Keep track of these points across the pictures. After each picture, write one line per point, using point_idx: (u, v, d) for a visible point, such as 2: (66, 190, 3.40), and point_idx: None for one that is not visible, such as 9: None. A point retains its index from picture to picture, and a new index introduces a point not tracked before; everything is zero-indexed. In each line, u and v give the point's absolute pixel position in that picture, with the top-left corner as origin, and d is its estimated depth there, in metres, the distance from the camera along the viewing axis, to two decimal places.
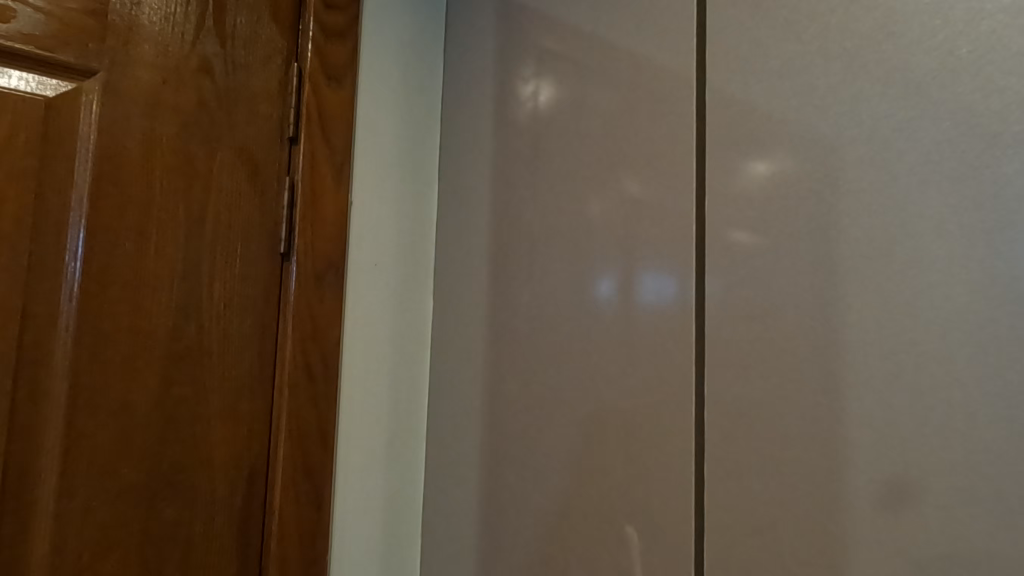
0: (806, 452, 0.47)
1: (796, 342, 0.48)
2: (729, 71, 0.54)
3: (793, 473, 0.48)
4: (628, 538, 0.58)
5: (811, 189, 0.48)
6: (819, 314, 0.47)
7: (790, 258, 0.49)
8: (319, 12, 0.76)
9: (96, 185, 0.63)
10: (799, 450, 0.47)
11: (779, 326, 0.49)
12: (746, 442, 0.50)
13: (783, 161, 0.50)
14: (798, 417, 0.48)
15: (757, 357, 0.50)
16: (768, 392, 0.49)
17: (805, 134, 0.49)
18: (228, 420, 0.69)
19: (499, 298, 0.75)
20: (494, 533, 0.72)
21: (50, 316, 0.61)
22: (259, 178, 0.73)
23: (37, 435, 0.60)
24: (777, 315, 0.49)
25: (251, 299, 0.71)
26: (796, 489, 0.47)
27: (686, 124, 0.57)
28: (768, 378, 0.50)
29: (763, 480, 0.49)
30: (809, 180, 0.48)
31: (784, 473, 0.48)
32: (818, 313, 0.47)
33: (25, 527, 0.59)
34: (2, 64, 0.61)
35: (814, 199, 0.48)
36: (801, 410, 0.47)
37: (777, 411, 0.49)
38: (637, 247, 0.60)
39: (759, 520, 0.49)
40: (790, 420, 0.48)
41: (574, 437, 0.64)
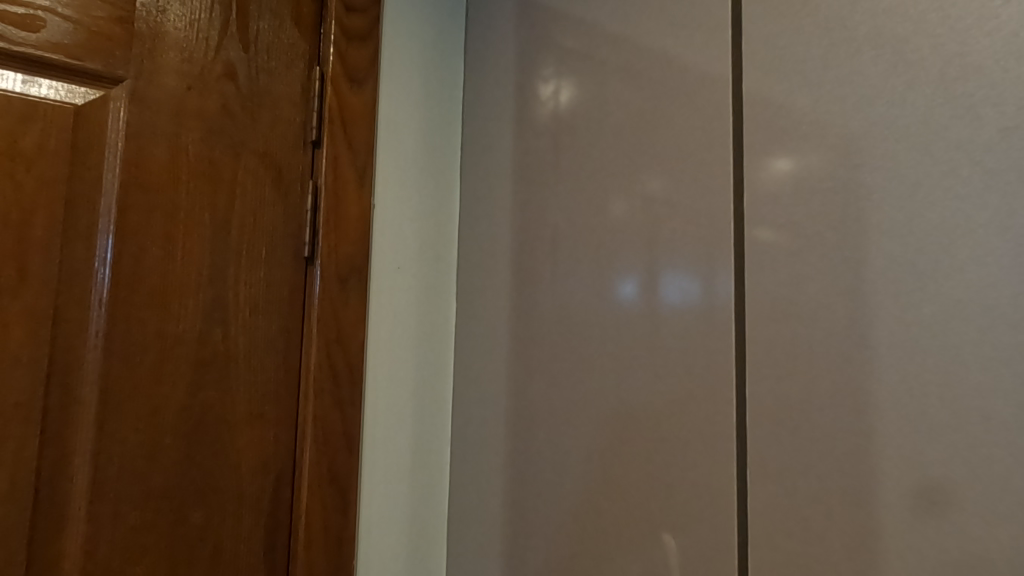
0: (853, 458, 0.45)
1: (833, 343, 0.46)
2: (765, 62, 0.53)
3: (832, 479, 0.46)
4: (666, 547, 0.56)
5: (844, 187, 0.46)
6: (855, 315, 0.45)
7: (824, 256, 0.47)
8: (341, 15, 0.76)
9: (124, 192, 0.64)
10: (846, 455, 0.45)
11: (816, 326, 0.47)
12: (787, 448, 0.48)
13: (807, 160, 0.49)
14: (845, 420, 0.45)
15: (797, 359, 0.48)
16: (806, 395, 0.48)
17: (840, 129, 0.47)
18: (254, 425, 0.69)
19: (523, 299, 0.74)
20: (522, 538, 0.71)
21: (80, 322, 0.62)
22: (283, 183, 0.73)
23: (69, 440, 0.60)
24: (813, 316, 0.48)
25: (275, 303, 0.71)
26: (835, 495, 0.46)
27: (720, 118, 0.55)
28: (805, 381, 0.48)
29: (799, 486, 0.47)
30: (841, 178, 0.47)
31: (822, 479, 0.46)
32: (855, 314, 0.45)
33: (58, 533, 0.60)
34: (32, 73, 0.61)
35: (847, 197, 0.46)
36: (848, 413, 0.45)
37: (815, 415, 0.47)
38: (667, 245, 0.59)
39: (802, 528, 0.47)
40: (837, 423, 0.46)
41: (603, 441, 0.63)
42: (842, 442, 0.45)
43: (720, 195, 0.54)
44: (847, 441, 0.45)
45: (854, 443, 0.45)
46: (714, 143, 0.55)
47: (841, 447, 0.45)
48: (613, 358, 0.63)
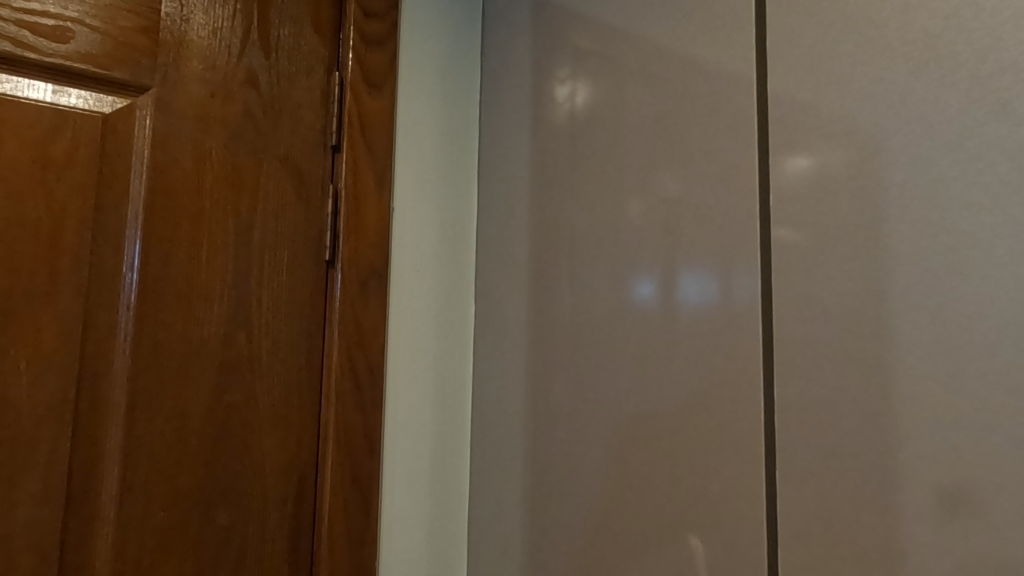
0: (885, 458, 0.44)
1: (860, 344, 0.46)
2: (789, 59, 0.52)
3: (860, 481, 0.45)
4: (693, 549, 0.55)
5: (869, 186, 0.46)
6: (883, 315, 0.45)
7: (850, 255, 0.47)
8: (359, 20, 0.77)
9: (151, 198, 0.65)
10: (877, 456, 0.44)
11: (842, 326, 0.47)
12: (816, 449, 0.48)
13: (826, 157, 0.49)
14: (875, 420, 0.45)
15: (823, 359, 0.48)
16: (833, 396, 0.47)
17: (865, 128, 0.47)
18: (278, 427, 0.70)
19: (542, 300, 0.74)
20: (543, 539, 0.70)
21: (109, 327, 0.63)
22: (304, 187, 0.74)
23: (100, 442, 0.62)
24: (838, 316, 0.47)
25: (298, 305, 0.72)
26: (864, 497, 0.45)
27: (746, 115, 0.54)
28: (831, 382, 0.47)
29: (826, 488, 0.47)
30: (865, 177, 0.46)
31: (850, 481, 0.46)
32: (882, 314, 0.45)
33: (90, 533, 0.61)
34: (62, 83, 0.62)
35: (873, 196, 0.46)
36: (879, 414, 0.44)
37: (842, 416, 0.46)
38: (688, 245, 0.58)
39: (830, 531, 0.46)
40: (867, 424, 0.45)
41: (625, 442, 0.62)
42: (872, 443, 0.45)
43: (745, 193, 0.54)
44: (878, 442, 0.44)
45: (885, 443, 0.44)
46: (738, 140, 0.55)
47: (872, 447, 0.45)
48: (635, 360, 0.62)
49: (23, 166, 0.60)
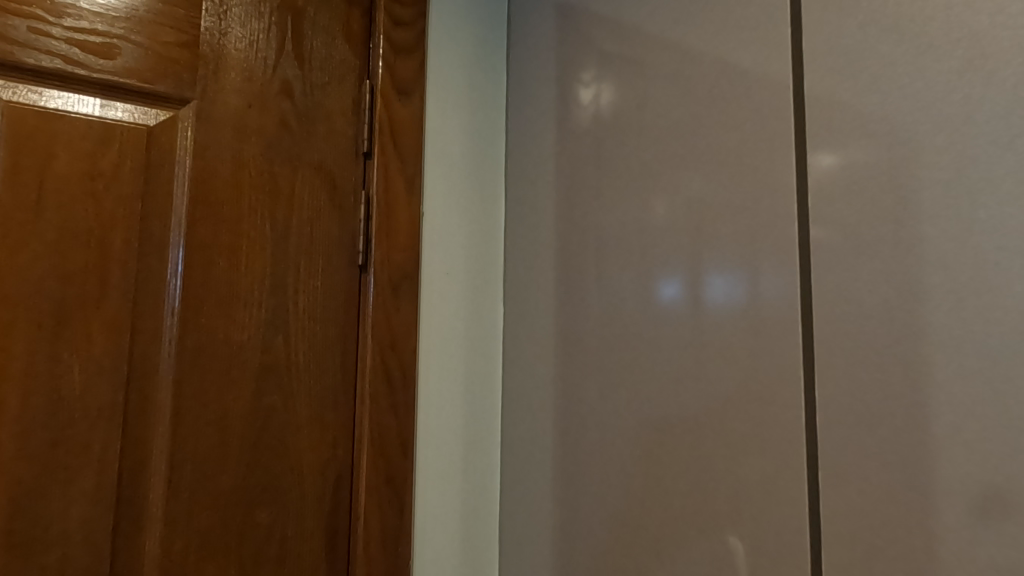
0: (926, 459, 0.43)
1: (898, 344, 0.45)
2: (824, 56, 0.52)
3: (901, 482, 0.45)
4: (733, 550, 0.55)
5: (907, 185, 0.46)
6: (924, 315, 0.44)
7: (887, 255, 0.46)
8: (389, 29, 0.79)
9: (193, 207, 0.67)
10: (918, 457, 0.44)
11: (879, 326, 0.46)
12: (858, 449, 0.47)
13: (854, 156, 0.49)
14: (915, 421, 0.44)
15: (860, 360, 0.47)
16: (871, 398, 0.46)
17: (903, 127, 0.46)
18: (314, 429, 0.72)
19: (570, 301, 0.74)
20: (575, 539, 0.71)
21: (155, 332, 0.65)
22: (337, 193, 0.75)
23: (147, 443, 0.64)
24: (876, 316, 0.47)
25: (333, 309, 0.74)
26: (904, 498, 0.44)
27: (782, 113, 0.54)
28: (869, 383, 0.47)
29: (865, 488, 0.46)
30: (902, 176, 0.46)
31: (890, 482, 0.45)
32: (923, 314, 0.44)
33: (138, 531, 0.63)
34: (110, 97, 0.65)
35: (911, 195, 0.45)
36: (920, 415, 0.44)
37: (880, 417, 0.46)
38: (721, 245, 0.58)
39: (869, 531, 0.46)
40: (907, 425, 0.44)
41: (657, 442, 0.62)
42: (913, 444, 0.44)
43: (781, 191, 0.53)
44: (920, 443, 0.44)
45: (927, 444, 0.43)
46: (774, 138, 0.54)
47: (913, 448, 0.44)
48: (667, 360, 0.62)
49: (74, 178, 0.62)
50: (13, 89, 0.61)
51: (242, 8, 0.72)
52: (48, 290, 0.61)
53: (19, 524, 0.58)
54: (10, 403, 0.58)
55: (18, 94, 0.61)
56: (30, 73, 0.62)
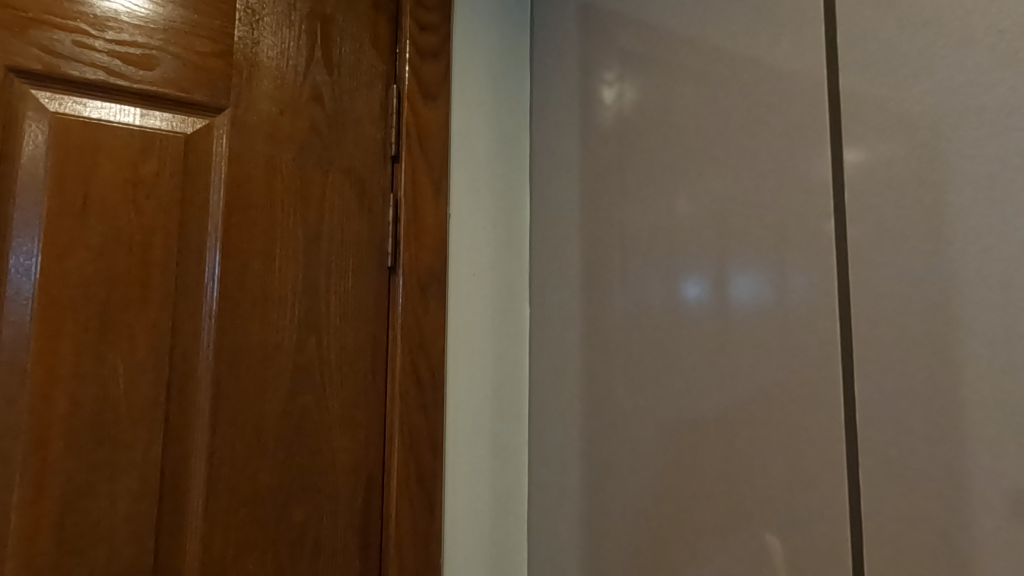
0: (962, 459, 0.43)
1: (933, 343, 0.45)
2: (857, 47, 0.51)
3: (936, 483, 0.44)
4: (770, 548, 0.54)
5: (940, 182, 0.45)
6: (960, 313, 0.43)
7: (920, 253, 0.46)
8: (415, 34, 0.80)
9: (229, 212, 0.69)
10: (955, 457, 0.43)
11: (913, 325, 0.46)
12: (895, 448, 0.46)
13: (885, 153, 0.48)
14: (951, 421, 0.43)
15: (894, 359, 0.47)
16: (906, 398, 0.46)
17: (936, 122, 0.45)
18: (347, 428, 0.73)
19: (596, 301, 0.75)
20: (604, 537, 0.71)
21: (194, 333, 0.67)
22: (367, 196, 0.77)
23: (187, 441, 0.66)
24: (909, 314, 0.46)
25: (363, 309, 0.75)
26: (941, 499, 0.44)
27: (817, 105, 0.53)
28: (904, 383, 0.46)
29: (900, 489, 0.46)
30: (935, 173, 0.45)
31: (926, 482, 0.44)
32: (958, 313, 0.43)
33: (180, 528, 0.65)
34: (149, 106, 0.67)
35: (945, 192, 0.45)
36: (956, 415, 0.43)
37: (915, 417, 0.45)
38: (749, 244, 0.58)
39: (905, 532, 0.45)
40: (943, 425, 0.44)
41: (685, 442, 0.62)
42: (949, 444, 0.43)
43: (816, 185, 0.52)
44: (956, 443, 0.43)
45: (964, 444, 0.43)
46: (808, 131, 0.54)
47: (949, 448, 0.43)
48: (696, 358, 0.62)
49: (117, 185, 0.65)
50: (59, 100, 0.64)
51: (273, 16, 0.74)
52: (93, 293, 0.63)
53: (69, 520, 0.60)
54: (59, 403, 0.61)
55: (63, 105, 0.64)
56: (75, 85, 0.64)
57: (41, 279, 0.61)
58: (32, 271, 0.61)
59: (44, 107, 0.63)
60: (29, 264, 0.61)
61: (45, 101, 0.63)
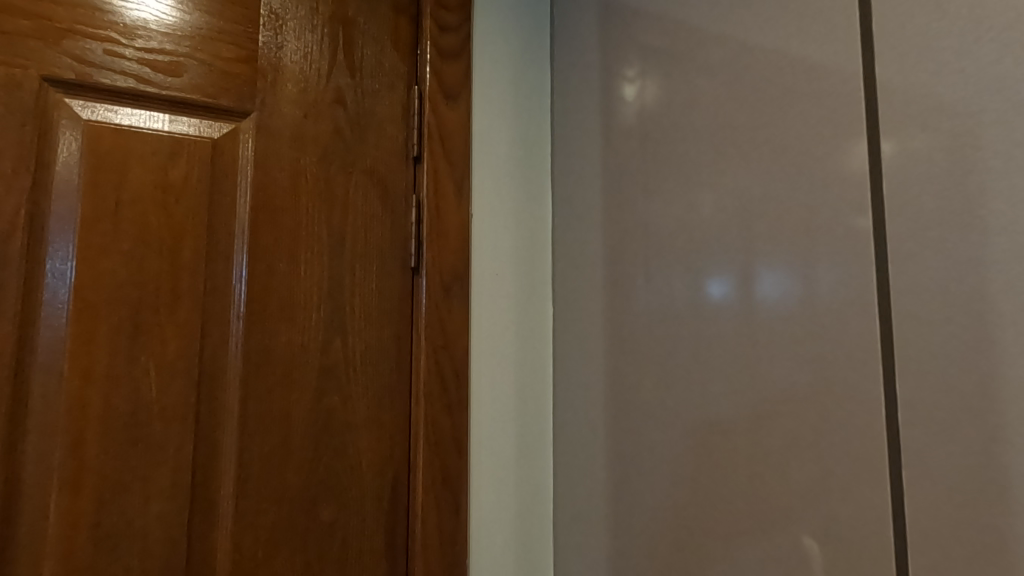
0: (1005, 461, 0.41)
1: (971, 341, 0.43)
2: (895, 30, 0.49)
3: (977, 485, 0.42)
4: (805, 552, 0.53)
5: (979, 173, 0.43)
6: (1000, 309, 0.42)
7: (958, 247, 0.44)
8: (435, 35, 0.80)
9: (255, 215, 0.70)
10: (996, 459, 0.41)
11: (951, 322, 0.44)
12: (933, 450, 0.45)
13: (920, 144, 0.46)
14: (992, 422, 0.42)
15: (931, 358, 0.45)
16: (944, 397, 0.44)
17: (973, 111, 0.44)
18: (372, 428, 0.73)
19: (619, 300, 0.74)
20: (631, 538, 0.70)
21: (223, 335, 0.68)
22: (390, 198, 0.77)
23: (217, 441, 0.67)
24: (946, 311, 0.44)
25: (387, 310, 0.75)
26: (981, 502, 0.42)
27: (853, 92, 0.51)
28: (941, 382, 0.44)
29: (938, 491, 0.44)
30: (974, 164, 0.43)
31: (966, 485, 0.43)
32: (999, 309, 0.42)
33: (210, 527, 0.66)
34: (178, 112, 0.68)
35: (984, 183, 0.43)
36: (996, 415, 0.41)
37: (953, 418, 0.44)
38: (776, 241, 0.56)
39: (944, 537, 0.44)
40: (984, 426, 0.42)
41: (713, 443, 0.61)
42: (990, 445, 0.42)
43: (853, 176, 0.50)
44: (998, 444, 0.41)
45: (1005, 445, 0.41)
46: (844, 119, 0.52)
47: (990, 450, 0.42)
48: (726, 356, 0.60)
49: (148, 190, 0.66)
50: (92, 108, 0.65)
51: (297, 21, 0.75)
52: (126, 296, 0.64)
53: (104, 519, 0.62)
54: (94, 404, 0.62)
55: (96, 113, 0.65)
56: (107, 93, 0.66)
57: (76, 283, 0.63)
58: (67, 275, 0.62)
59: (77, 115, 0.65)
60: (64, 268, 0.62)
61: (78, 109, 0.65)
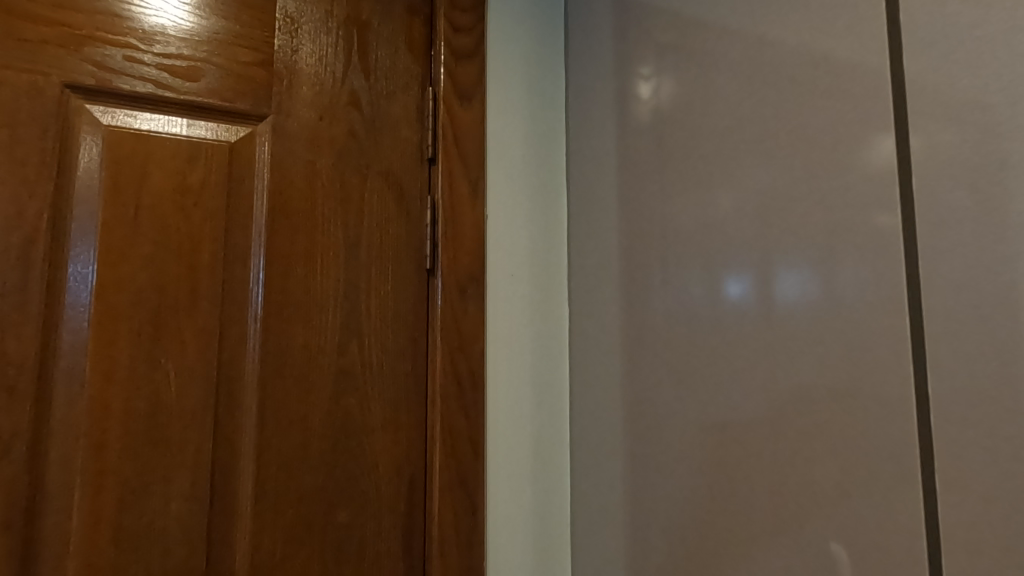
0: None
1: (1002, 342, 0.41)
2: (923, 18, 0.47)
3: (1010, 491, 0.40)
4: (830, 558, 0.51)
5: (1009, 167, 0.41)
6: None
7: (987, 245, 0.42)
8: (449, 36, 0.80)
9: (272, 218, 0.70)
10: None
11: (980, 322, 0.42)
12: (962, 454, 0.43)
13: (947, 138, 0.45)
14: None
15: (960, 359, 0.43)
16: (974, 400, 0.42)
17: (1001, 103, 0.42)
18: (389, 430, 0.73)
19: (636, 300, 0.73)
20: (649, 542, 0.69)
21: (240, 338, 0.68)
22: (405, 199, 0.77)
23: (236, 443, 0.67)
24: (975, 310, 0.43)
25: (403, 312, 0.75)
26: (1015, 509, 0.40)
27: (879, 83, 0.49)
28: (971, 384, 0.43)
29: (969, 497, 0.42)
30: (1003, 158, 0.42)
31: (998, 490, 0.41)
32: None
33: (229, 529, 0.66)
34: (195, 116, 0.69)
35: (1014, 178, 0.41)
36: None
37: (983, 421, 0.42)
38: (797, 239, 0.55)
39: (976, 544, 0.42)
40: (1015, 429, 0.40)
41: (733, 446, 0.60)
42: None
43: (879, 170, 0.49)
44: None
45: None
46: (870, 111, 0.50)
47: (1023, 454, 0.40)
48: (747, 357, 0.59)
49: (166, 194, 0.66)
50: (112, 113, 0.66)
51: (312, 24, 0.75)
52: (146, 299, 0.65)
53: (126, 520, 0.62)
54: (115, 406, 0.63)
55: (116, 118, 0.66)
56: (126, 98, 0.67)
57: (97, 287, 0.63)
58: (89, 279, 0.63)
59: (97, 120, 0.65)
60: (86, 272, 0.63)
61: (98, 115, 0.65)
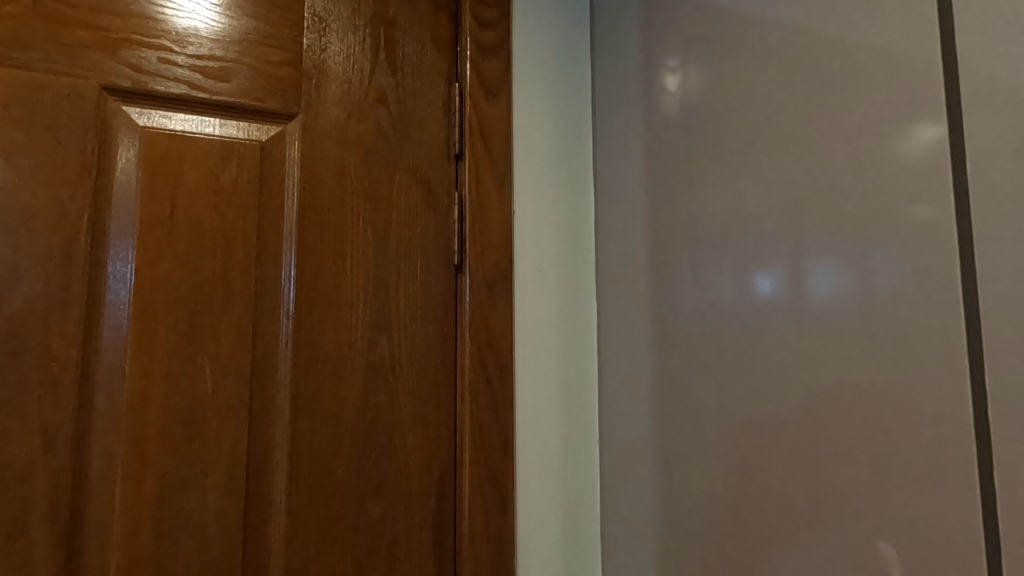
0: None
1: None
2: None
3: None
4: (875, 560, 0.49)
5: None
6: None
7: None
8: (475, 31, 0.80)
9: (303, 216, 0.71)
10: None
11: None
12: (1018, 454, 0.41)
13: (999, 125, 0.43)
14: None
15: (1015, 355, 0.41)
16: None
17: None
18: (419, 426, 0.73)
19: (666, 296, 0.72)
20: (681, 541, 0.68)
21: (273, 335, 0.69)
22: (433, 196, 0.77)
23: (270, 439, 0.68)
24: None
25: (432, 308, 0.75)
26: None
27: (926, 64, 0.47)
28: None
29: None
30: None
31: None
32: None
33: (265, 523, 0.67)
34: (227, 116, 0.70)
35: None
36: None
37: None
38: (833, 232, 0.53)
39: None
40: None
41: (768, 445, 0.59)
42: None
43: (923, 158, 0.47)
44: None
45: None
46: (914, 96, 0.48)
47: None
48: (784, 352, 0.57)
49: (200, 193, 0.67)
50: (147, 115, 0.67)
51: (339, 23, 0.75)
52: (181, 297, 0.66)
53: (166, 513, 0.64)
54: (155, 402, 0.64)
55: (151, 119, 0.67)
56: (161, 100, 0.68)
57: (135, 285, 0.65)
58: (127, 277, 0.65)
59: (134, 122, 0.67)
60: (124, 270, 0.65)
61: (135, 116, 0.67)
